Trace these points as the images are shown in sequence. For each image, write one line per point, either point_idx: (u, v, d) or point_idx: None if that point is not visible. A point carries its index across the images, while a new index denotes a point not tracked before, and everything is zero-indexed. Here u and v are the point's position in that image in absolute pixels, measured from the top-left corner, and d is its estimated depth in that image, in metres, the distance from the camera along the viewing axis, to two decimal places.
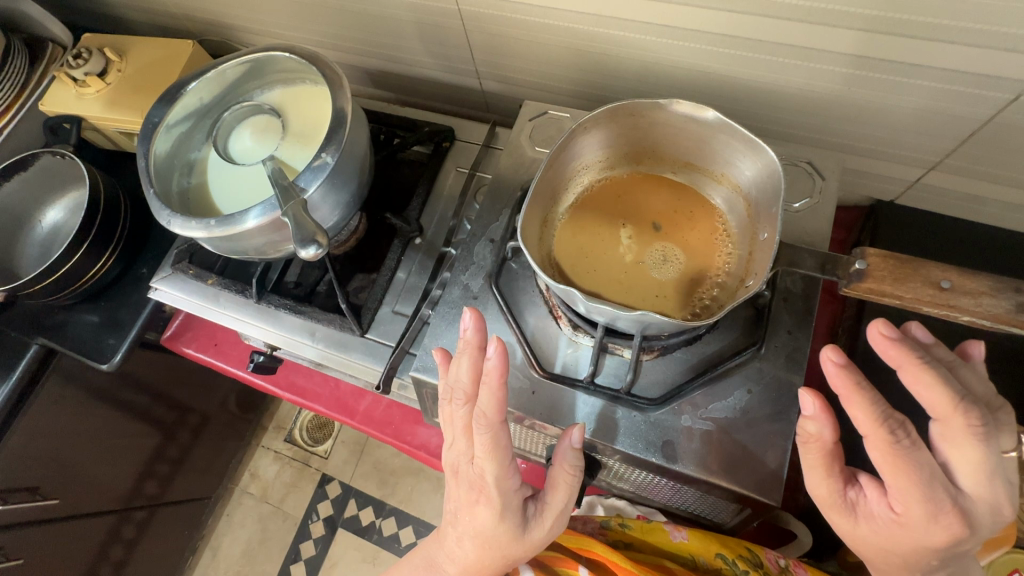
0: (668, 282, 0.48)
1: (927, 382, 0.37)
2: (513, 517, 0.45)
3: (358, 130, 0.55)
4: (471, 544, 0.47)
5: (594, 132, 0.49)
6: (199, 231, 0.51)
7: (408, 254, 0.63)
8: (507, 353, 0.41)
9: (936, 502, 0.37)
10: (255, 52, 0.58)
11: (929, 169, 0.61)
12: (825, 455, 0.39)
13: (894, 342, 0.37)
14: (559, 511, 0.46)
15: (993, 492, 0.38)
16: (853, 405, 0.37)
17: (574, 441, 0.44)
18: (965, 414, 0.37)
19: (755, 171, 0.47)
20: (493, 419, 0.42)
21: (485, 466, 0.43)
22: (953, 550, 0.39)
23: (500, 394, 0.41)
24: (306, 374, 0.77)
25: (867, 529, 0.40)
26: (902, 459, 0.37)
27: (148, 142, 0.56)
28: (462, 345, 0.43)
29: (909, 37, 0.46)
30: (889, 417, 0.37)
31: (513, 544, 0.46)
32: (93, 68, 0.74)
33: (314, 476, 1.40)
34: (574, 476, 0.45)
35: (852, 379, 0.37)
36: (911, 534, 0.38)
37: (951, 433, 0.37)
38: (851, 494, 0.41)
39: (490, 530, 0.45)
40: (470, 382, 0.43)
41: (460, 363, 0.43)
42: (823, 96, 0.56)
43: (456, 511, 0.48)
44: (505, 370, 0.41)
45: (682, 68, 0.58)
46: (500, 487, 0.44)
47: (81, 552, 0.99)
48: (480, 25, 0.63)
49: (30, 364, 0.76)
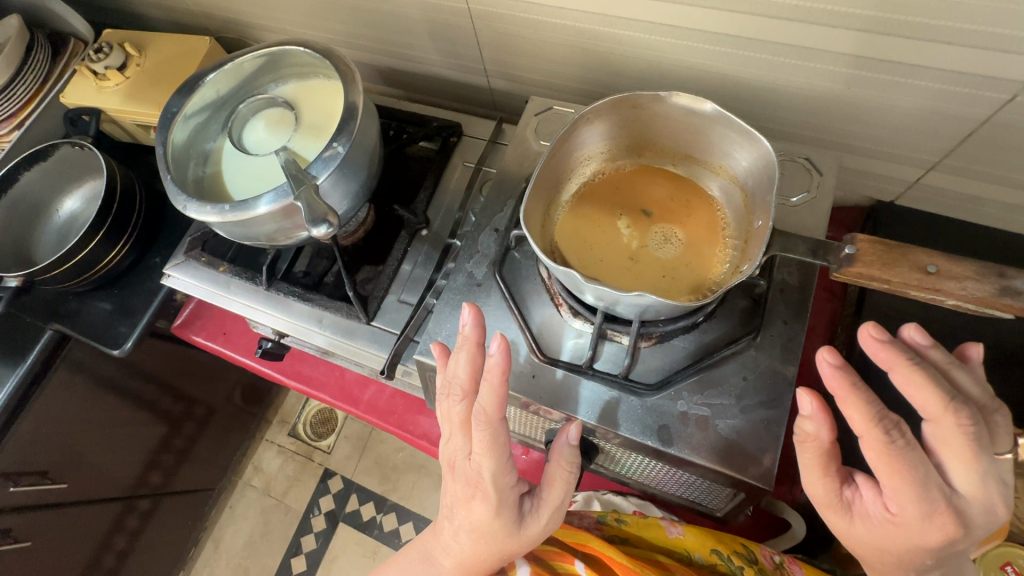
0: (667, 267, 0.50)
1: (918, 383, 0.37)
2: (510, 512, 0.46)
3: (369, 122, 0.57)
4: (468, 538, 0.48)
5: (595, 123, 0.51)
6: (213, 216, 0.52)
7: (414, 245, 0.65)
8: (509, 350, 0.42)
9: (930, 503, 0.38)
10: (271, 45, 0.60)
11: (929, 169, 0.62)
12: (821, 455, 0.40)
13: (884, 344, 0.38)
14: (555, 507, 0.47)
15: (987, 493, 0.38)
16: (849, 406, 0.38)
17: (570, 437, 0.46)
18: (956, 414, 0.37)
19: (752, 162, 0.48)
20: (493, 416, 0.43)
21: (484, 462, 0.44)
22: (947, 549, 0.40)
23: (501, 392, 0.42)
24: (312, 363, 0.79)
25: (863, 528, 0.41)
26: (897, 459, 0.37)
27: (166, 131, 0.58)
28: (461, 341, 0.44)
29: (903, 37, 0.47)
30: (884, 417, 0.38)
31: (510, 539, 0.47)
32: (114, 62, 0.77)
33: (316, 471, 1.41)
34: (571, 472, 0.47)
35: (848, 380, 0.38)
36: (906, 533, 0.39)
37: (943, 433, 0.38)
38: (847, 493, 0.42)
39: (486, 524, 0.46)
40: (469, 378, 0.44)
41: (460, 358, 0.44)
42: (822, 96, 0.57)
43: (453, 507, 0.49)
44: (506, 367, 0.42)
45: (684, 67, 0.60)
46: (497, 484, 0.45)
47: (87, 538, 1.01)
48: (489, 24, 0.65)
49: (44, 348, 0.79)
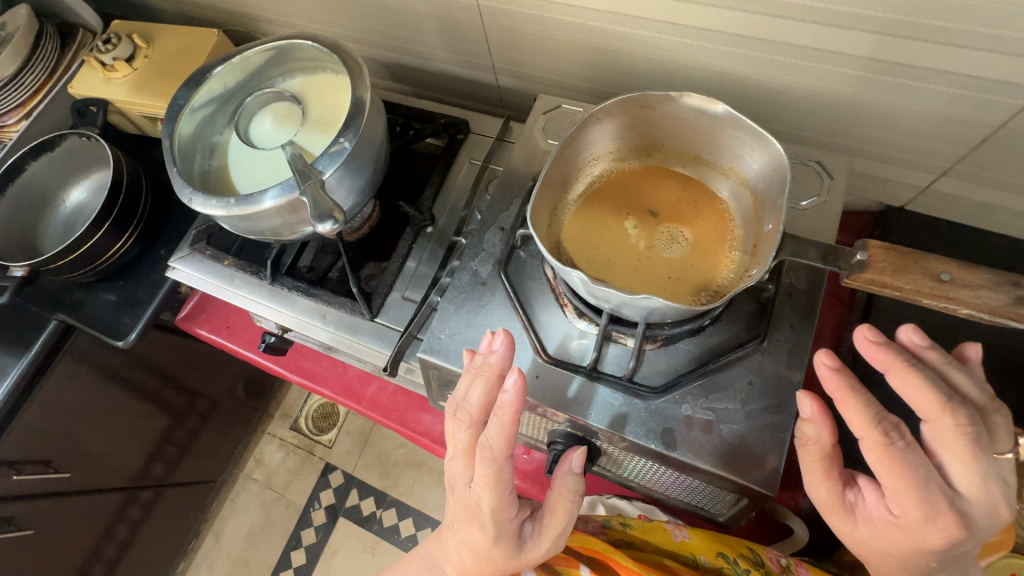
0: (675, 268, 0.49)
1: (915, 384, 0.37)
2: (508, 539, 0.47)
3: (376, 118, 0.57)
4: (467, 556, 0.49)
5: (604, 122, 0.50)
6: (219, 210, 0.52)
7: (419, 242, 0.65)
8: (525, 388, 0.41)
9: (933, 504, 0.37)
10: (279, 39, 0.59)
11: (940, 175, 0.61)
12: (823, 458, 0.40)
13: (879, 346, 0.38)
14: (555, 536, 0.47)
15: (989, 494, 0.38)
16: (849, 408, 0.38)
17: (573, 465, 0.46)
18: (953, 414, 0.37)
19: (762, 164, 0.48)
20: (500, 449, 0.42)
21: (486, 489, 0.44)
22: (952, 552, 0.39)
23: (512, 428, 0.41)
24: (315, 358, 0.79)
25: (867, 531, 0.41)
26: (897, 460, 0.37)
27: (172, 124, 0.58)
28: (483, 367, 0.43)
29: (918, 40, 0.47)
30: (883, 419, 0.38)
31: (506, 564, 0.48)
32: (122, 53, 0.76)
33: (317, 465, 1.41)
34: (574, 502, 0.46)
35: (846, 383, 0.38)
36: (910, 536, 0.39)
37: (942, 433, 0.38)
38: (850, 496, 0.41)
39: (485, 545, 0.47)
40: (480, 408, 0.44)
41: (475, 385, 0.43)
42: (834, 99, 0.56)
43: (454, 524, 0.50)
44: (519, 406, 0.41)
45: (695, 68, 0.59)
46: (496, 513, 0.45)
47: (89, 528, 1.01)
48: (499, 21, 0.64)
49: (49, 338, 0.79)
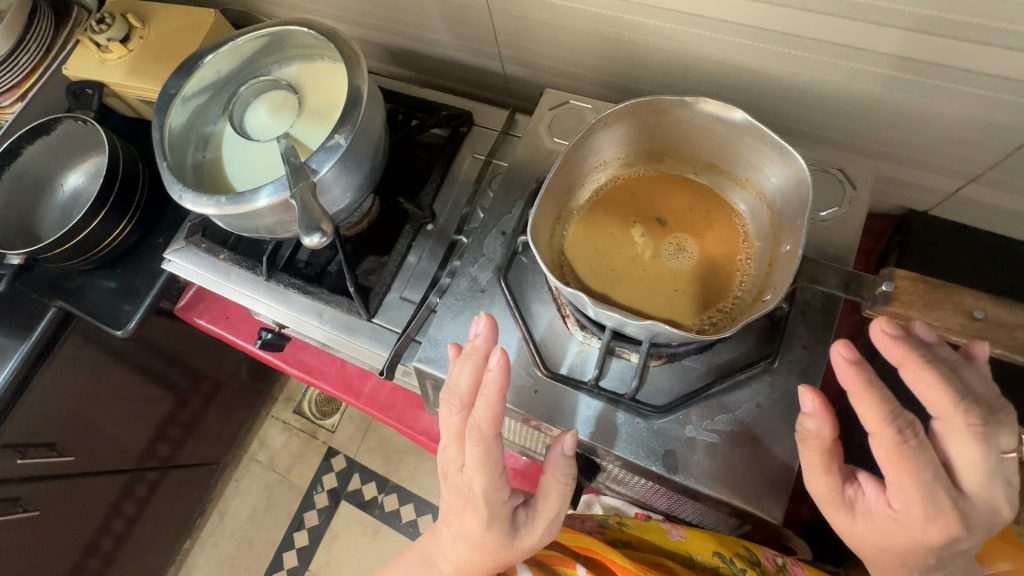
0: (683, 277, 0.47)
1: (928, 381, 0.35)
2: (502, 525, 0.45)
3: (374, 112, 0.54)
4: (462, 546, 0.48)
5: (614, 127, 0.47)
6: (211, 208, 0.50)
7: (418, 239, 0.62)
8: (510, 366, 0.39)
9: (937, 502, 0.36)
10: (273, 26, 0.57)
11: (969, 181, 0.58)
12: (824, 453, 0.38)
13: (897, 339, 0.35)
14: (549, 520, 0.46)
15: (993, 494, 0.36)
16: (863, 403, 0.36)
17: (566, 448, 0.44)
18: (965, 412, 0.35)
19: (782, 178, 0.45)
20: (488, 430, 0.41)
21: (475, 475, 0.43)
22: (950, 549, 0.37)
23: (498, 408, 0.40)
24: (314, 352, 0.78)
25: (865, 527, 0.39)
26: (907, 458, 0.35)
27: (163, 114, 0.55)
28: (468, 350, 0.42)
29: (954, 38, 0.43)
30: (897, 416, 0.35)
31: (501, 552, 0.47)
32: (116, 34, 0.74)
33: (320, 449, 1.42)
34: (566, 484, 0.45)
35: (863, 376, 0.35)
36: (910, 532, 0.37)
37: (952, 432, 0.36)
38: (848, 491, 0.39)
39: (479, 534, 0.46)
40: (468, 392, 0.42)
41: (461, 369, 0.42)
42: (860, 99, 0.53)
43: (448, 516, 0.49)
44: (504, 385, 0.39)
45: (712, 62, 0.56)
46: (488, 499, 0.44)
47: (94, 507, 1.02)
48: (505, 7, 0.61)
49: (50, 324, 0.78)
